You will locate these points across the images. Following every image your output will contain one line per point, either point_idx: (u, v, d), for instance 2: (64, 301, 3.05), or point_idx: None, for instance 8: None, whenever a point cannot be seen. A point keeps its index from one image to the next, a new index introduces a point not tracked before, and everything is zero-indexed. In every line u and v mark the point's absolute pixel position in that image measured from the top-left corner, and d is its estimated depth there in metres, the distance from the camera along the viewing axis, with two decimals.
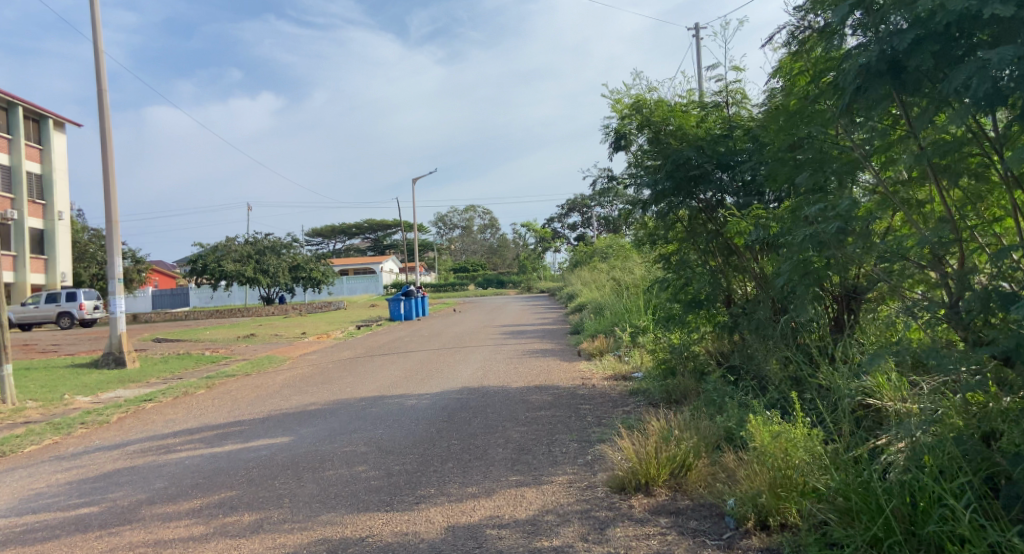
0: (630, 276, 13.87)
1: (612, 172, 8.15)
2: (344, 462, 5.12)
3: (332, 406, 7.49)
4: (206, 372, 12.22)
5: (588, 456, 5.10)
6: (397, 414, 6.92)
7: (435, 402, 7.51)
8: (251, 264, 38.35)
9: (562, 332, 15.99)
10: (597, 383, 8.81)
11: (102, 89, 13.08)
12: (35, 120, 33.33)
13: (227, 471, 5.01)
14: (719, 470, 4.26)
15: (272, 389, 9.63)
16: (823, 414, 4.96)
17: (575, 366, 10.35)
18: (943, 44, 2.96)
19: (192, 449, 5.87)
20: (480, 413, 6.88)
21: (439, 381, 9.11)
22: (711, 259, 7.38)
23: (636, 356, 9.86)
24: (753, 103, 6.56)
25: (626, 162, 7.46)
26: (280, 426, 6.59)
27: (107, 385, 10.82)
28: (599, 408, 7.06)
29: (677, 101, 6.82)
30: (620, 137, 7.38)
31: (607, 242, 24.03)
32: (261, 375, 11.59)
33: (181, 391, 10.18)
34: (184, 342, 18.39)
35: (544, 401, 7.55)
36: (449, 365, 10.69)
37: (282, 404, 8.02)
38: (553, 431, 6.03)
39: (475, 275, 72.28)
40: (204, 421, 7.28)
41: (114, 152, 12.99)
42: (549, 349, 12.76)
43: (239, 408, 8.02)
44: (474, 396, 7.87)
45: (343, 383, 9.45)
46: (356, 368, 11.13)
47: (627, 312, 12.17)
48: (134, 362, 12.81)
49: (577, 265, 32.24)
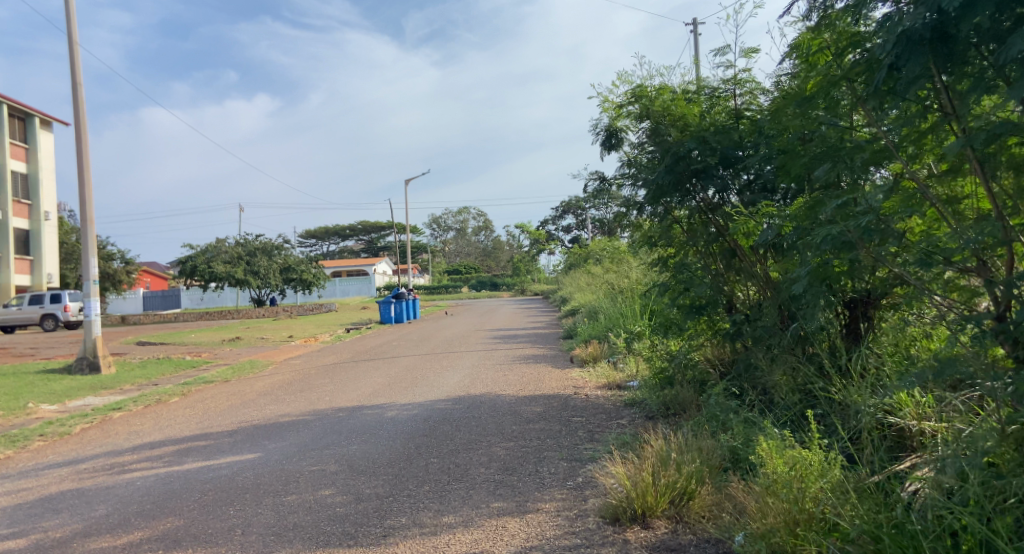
0: (625, 279, 13.43)
1: (604, 172, 7.71)
2: (309, 484, 4.65)
3: (306, 418, 7.00)
4: (183, 378, 11.71)
5: (578, 479, 4.65)
6: (374, 427, 6.45)
7: (417, 414, 7.04)
8: (242, 266, 37.82)
9: (554, 338, 15.52)
10: (589, 393, 8.36)
11: (78, 85, 12.60)
12: (21, 119, 32.70)
13: (179, 495, 4.54)
14: (725, 499, 3.83)
15: (248, 397, 9.13)
16: (839, 433, 4.54)
17: (568, 374, 9.88)
18: (997, 8, 2.52)
19: (147, 467, 5.38)
20: (464, 426, 6.42)
21: (423, 389, 8.63)
22: (713, 262, 6.96)
23: (631, 364, 9.40)
24: (764, 92, 6.14)
25: (619, 161, 7.04)
26: (247, 441, 6.11)
27: (77, 392, 10.31)
28: (591, 421, 6.62)
29: (679, 90, 6.38)
30: (613, 134, 6.96)
31: (602, 245, 23.65)
32: (241, 382, 11.08)
33: (154, 399, 9.68)
34: (167, 345, 17.85)
35: (534, 412, 7.09)
36: (436, 372, 10.21)
37: (255, 414, 7.53)
38: (542, 447, 5.57)
39: (469, 277, 71.92)
40: (169, 433, 6.78)
41: (89, 150, 12.49)
42: (541, 355, 12.31)
43: (208, 419, 7.53)
44: (459, 407, 7.41)
45: (323, 391, 8.96)
46: (339, 375, 10.65)
47: (622, 317, 11.71)
48: (109, 367, 12.29)
49: (572, 267, 31.79)
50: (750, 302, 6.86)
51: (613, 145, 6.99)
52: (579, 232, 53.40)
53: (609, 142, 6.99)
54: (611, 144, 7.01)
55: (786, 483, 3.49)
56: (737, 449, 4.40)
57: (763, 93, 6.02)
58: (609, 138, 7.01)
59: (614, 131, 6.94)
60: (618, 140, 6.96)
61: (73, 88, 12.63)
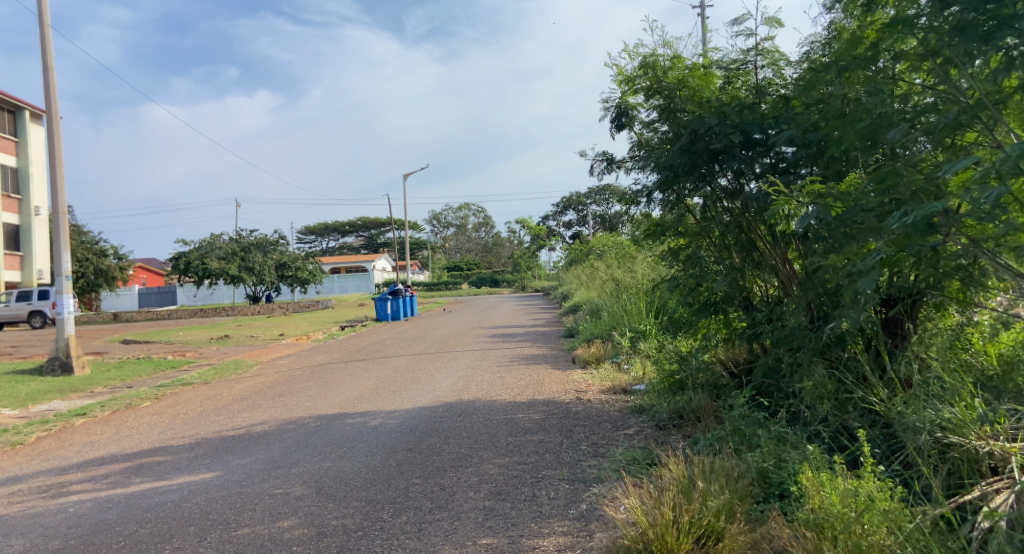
0: (629, 275, 12.75)
1: (611, 155, 7.02)
2: (267, 513, 3.97)
3: (280, 428, 6.32)
4: (161, 380, 11.02)
5: (582, 507, 3.97)
6: (353, 439, 5.77)
7: (403, 422, 6.37)
8: (236, 262, 37.14)
9: (556, 336, 14.83)
10: (593, 398, 7.69)
11: (49, 69, 11.93)
12: (10, 111, 32.06)
13: (111, 528, 3.85)
14: (764, 542, 3.16)
15: (224, 402, 8.44)
16: (892, 456, 3.87)
17: (569, 376, 9.19)
18: None
19: (87, 490, 4.69)
20: (453, 437, 5.75)
21: (413, 394, 7.95)
22: (729, 254, 6.28)
23: (638, 366, 8.70)
24: (791, 63, 5.41)
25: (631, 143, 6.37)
26: (208, 456, 5.42)
27: (43, 395, 9.61)
28: (596, 432, 5.95)
29: (695, 60, 5.68)
30: (623, 112, 6.67)
31: (604, 240, 22.94)
32: (221, 384, 10.40)
33: (124, 403, 8.99)
34: (152, 344, 17.20)
35: (531, 421, 6.40)
36: (429, 375, 9.51)
37: (224, 423, 6.84)
38: (540, 465, 4.89)
39: (468, 274, 71.10)
40: (126, 446, 6.11)
41: (61, 137, 11.81)
42: (540, 355, 11.62)
43: (174, 427, 6.84)
44: (450, 414, 6.73)
45: (303, 396, 8.28)
46: (324, 377, 9.97)
47: (628, 316, 11.00)
48: (83, 368, 11.62)
49: (573, 263, 31.13)
50: (771, 299, 6.23)
51: (624, 123, 6.70)
52: (580, 228, 52.62)
53: (619, 121, 6.71)
54: (622, 123, 6.72)
55: (845, 526, 2.84)
56: (768, 473, 3.80)
57: (791, 65, 5.31)
58: (619, 116, 6.71)
59: (625, 110, 6.64)
60: (628, 119, 6.67)
61: (44, 73, 11.96)
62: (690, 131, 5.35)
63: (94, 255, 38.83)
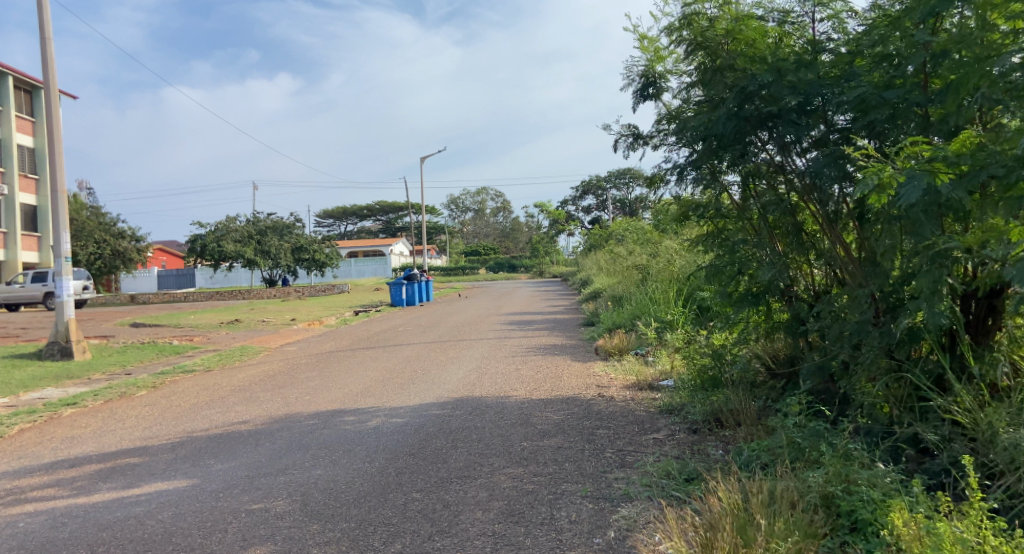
0: (654, 260, 12.03)
1: (637, 129, 6.30)
2: (239, 536, 3.40)
3: (272, 427, 5.76)
4: (162, 367, 10.57)
5: (608, 537, 3.33)
6: (350, 442, 5.19)
7: (407, 423, 5.78)
8: (252, 245, 36.89)
9: (575, 325, 14.17)
10: (616, 394, 7.05)
11: (45, 42, 11.47)
12: (27, 91, 31.94)
13: (56, 551, 3.30)
14: None
15: (221, 392, 7.93)
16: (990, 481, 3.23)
17: (590, 369, 8.55)
18: None
19: (45, 498, 4.15)
20: (461, 441, 5.14)
21: (420, 388, 7.37)
22: (774, 239, 5.56)
23: (665, 359, 8.04)
24: (856, 14, 4.64)
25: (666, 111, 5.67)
26: (188, 459, 4.87)
27: (37, 382, 9.19)
28: (621, 435, 5.32)
29: (744, 10, 4.95)
30: (651, 81, 5.96)
31: (626, 226, 22.21)
32: (223, 372, 9.91)
33: (118, 392, 8.52)
34: (163, 328, 16.89)
35: (549, 422, 5.78)
36: (439, 366, 8.94)
37: (214, 419, 6.31)
38: (559, 477, 4.26)
39: (486, 259, 70.49)
40: (105, 443, 5.60)
41: (58, 112, 11.36)
42: (559, 344, 10.98)
43: (161, 422, 6.32)
44: (459, 413, 6.13)
45: (304, 388, 7.73)
46: (329, 366, 9.43)
47: (653, 305, 10.32)
48: (84, 353, 11.21)
49: (592, 248, 30.44)
50: (818, 290, 5.55)
51: (651, 94, 6.00)
52: (599, 212, 51.65)
53: (646, 92, 6.01)
54: (648, 94, 6.02)
55: None
56: (834, 499, 3.21)
57: (858, 15, 4.56)
58: (645, 87, 6.01)
59: (653, 78, 5.95)
60: (656, 89, 5.97)
61: (41, 43, 11.49)
62: (738, 92, 4.68)
63: (111, 237, 38.83)
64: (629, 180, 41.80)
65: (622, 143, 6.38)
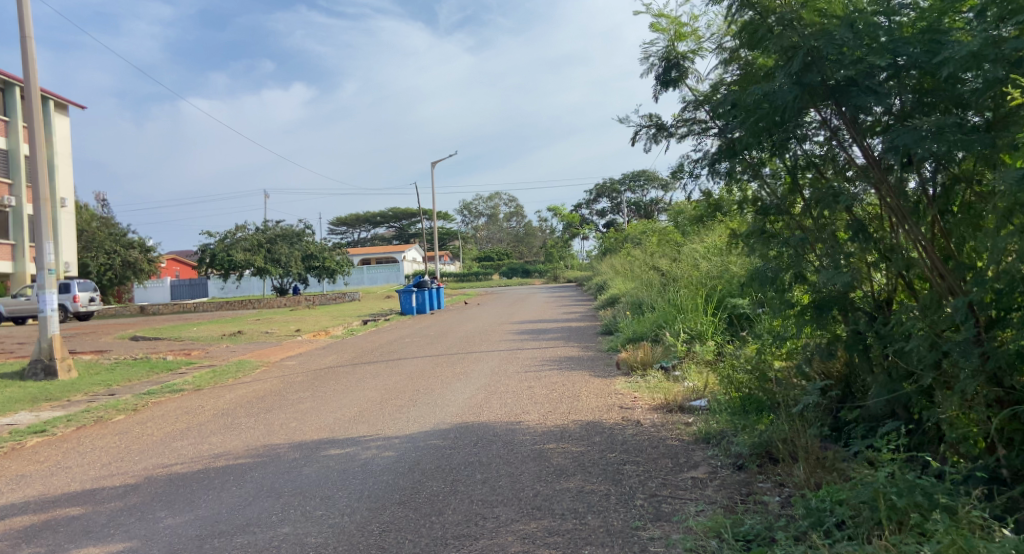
0: (677, 265, 11.15)
1: (661, 118, 5.45)
2: None
3: (245, 467, 4.97)
4: (149, 386, 9.85)
5: None
6: (332, 485, 4.39)
7: (402, 459, 4.96)
8: (262, 254, 36.41)
9: (591, 334, 13.29)
10: (642, 418, 6.19)
11: (25, 42, 10.85)
12: None
13: None
14: None
15: (203, 417, 7.17)
16: None
17: (611, 386, 7.69)
18: None
19: None
20: (463, 483, 4.32)
21: (421, 412, 6.57)
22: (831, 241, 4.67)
23: (696, 377, 7.16)
24: None
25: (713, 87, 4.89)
26: (137, 511, 4.09)
27: (11, 405, 8.49)
28: (653, 474, 4.49)
29: None
30: (672, 64, 5.14)
31: (642, 229, 21.35)
32: (212, 391, 9.16)
33: (94, 416, 7.78)
34: (163, 341, 16.31)
35: (566, 456, 4.96)
36: (444, 383, 8.13)
37: (184, 452, 5.55)
38: (581, 537, 3.43)
39: (500, 265, 69.74)
40: (54, 486, 4.85)
41: (39, 115, 10.74)
42: (576, 356, 10.14)
43: (125, 457, 5.56)
44: (463, 444, 5.32)
45: (292, 412, 6.96)
46: (326, 385, 8.65)
47: (680, 313, 9.44)
48: (69, 371, 10.55)
49: (608, 252, 29.54)
50: (881, 300, 4.69)
51: (674, 80, 5.16)
52: (614, 214, 50.70)
53: (667, 77, 5.18)
54: (670, 79, 5.18)
55: None
56: None
57: None
58: (666, 71, 5.19)
59: (675, 61, 5.13)
60: (680, 73, 5.14)
61: (22, 42, 10.87)
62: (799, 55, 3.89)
63: (122, 248, 38.47)
64: (645, 181, 40.82)
65: (642, 133, 5.51)
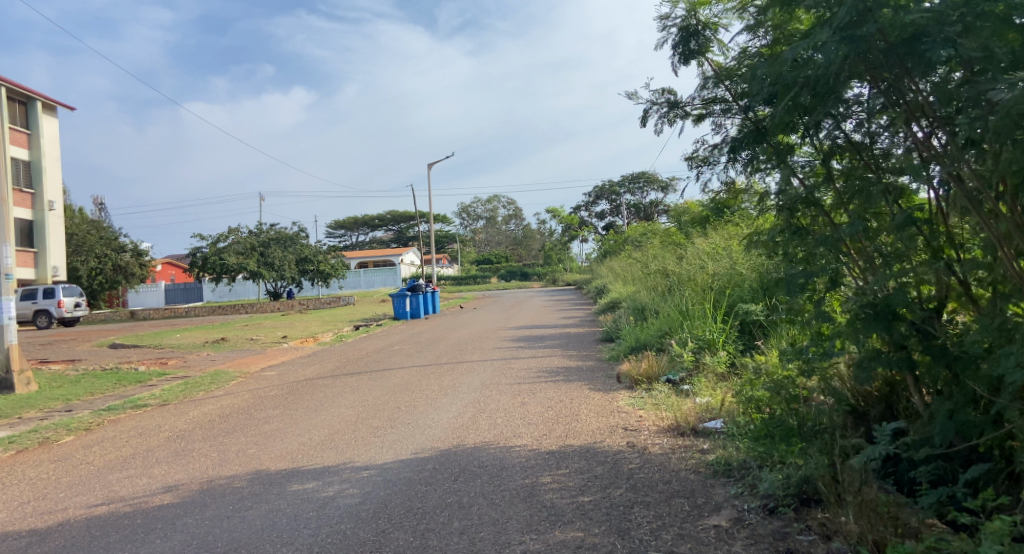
0: (682, 266, 10.39)
1: (675, 96, 4.70)
2: None
3: (181, 509, 4.19)
4: (111, 401, 9.06)
5: None
6: (276, 537, 3.61)
7: (367, 499, 4.18)
8: (255, 257, 35.60)
9: (591, 341, 12.54)
10: (649, 442, 5.41)
11: None
12: None
13: None
14: None
15: (155, 440, 6.38)
16: None
17: (613, 403, 6.90)
18: None
19: None
20: (436, 535, 3.55)
21: (398, 436, 5.79)
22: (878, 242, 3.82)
23: (707, 392, 6.39)
24: None
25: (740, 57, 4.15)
26: None
27: None
28: (668, 520, 3.71)
29: None
30: (693, 33, 4.40)
31: (645, 229, 20.62)
32: (176, 407, 8.36)
33: (39, 438, 7.00)
34: (143, 349, 15.54)
35: (564, 494, 4.18)
36: (429, 399, 7.35)
37: (120, 487, 4.78)
38: None
39: (498, 267, 68.92)
40: None
41: None
42: (575, 367, 9.37)
43: (48, 494, 4.77)
44: (441, 478, 4.54)
45: (254, 435, 6.18)
46: (299, 401, 7.86)
47: (687, 319, 8.64)
48: (28, 385, 9.77)
49: (607, 254, 28.77)
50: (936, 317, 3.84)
51: (694, 52, 4.42)
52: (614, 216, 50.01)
53: (686, 49, 4.43)
54: (689, 51, 4.43)
55: None
56: None
57: None
58: (685, 42, 4.43)
59: (696, 29, 4.39)
60: (700, 44, 4.40)
61: None
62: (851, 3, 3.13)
63: (112, 252, 37.66)
64: (645, 181, 40.13)
65: (653, 110, 4.75)
